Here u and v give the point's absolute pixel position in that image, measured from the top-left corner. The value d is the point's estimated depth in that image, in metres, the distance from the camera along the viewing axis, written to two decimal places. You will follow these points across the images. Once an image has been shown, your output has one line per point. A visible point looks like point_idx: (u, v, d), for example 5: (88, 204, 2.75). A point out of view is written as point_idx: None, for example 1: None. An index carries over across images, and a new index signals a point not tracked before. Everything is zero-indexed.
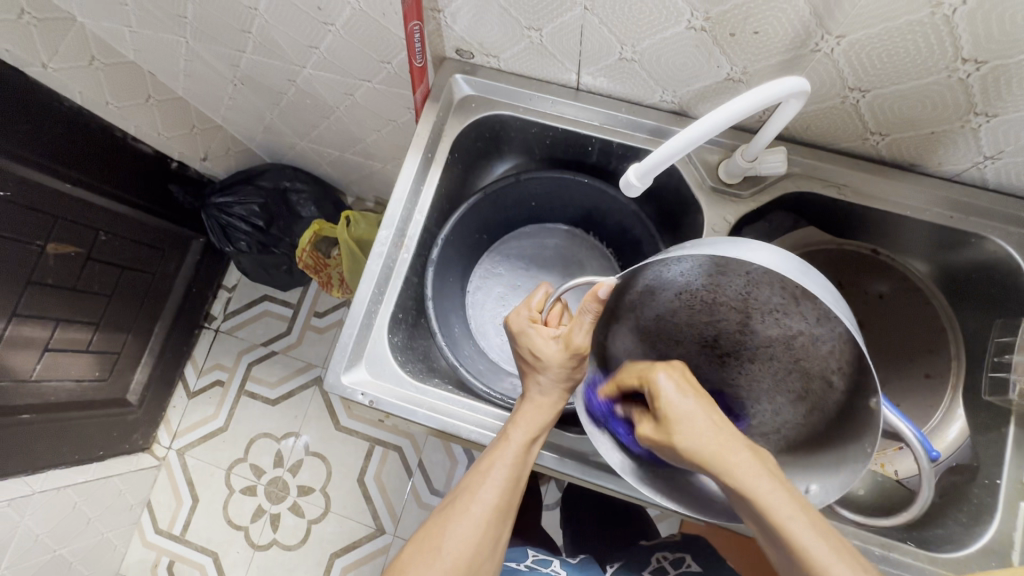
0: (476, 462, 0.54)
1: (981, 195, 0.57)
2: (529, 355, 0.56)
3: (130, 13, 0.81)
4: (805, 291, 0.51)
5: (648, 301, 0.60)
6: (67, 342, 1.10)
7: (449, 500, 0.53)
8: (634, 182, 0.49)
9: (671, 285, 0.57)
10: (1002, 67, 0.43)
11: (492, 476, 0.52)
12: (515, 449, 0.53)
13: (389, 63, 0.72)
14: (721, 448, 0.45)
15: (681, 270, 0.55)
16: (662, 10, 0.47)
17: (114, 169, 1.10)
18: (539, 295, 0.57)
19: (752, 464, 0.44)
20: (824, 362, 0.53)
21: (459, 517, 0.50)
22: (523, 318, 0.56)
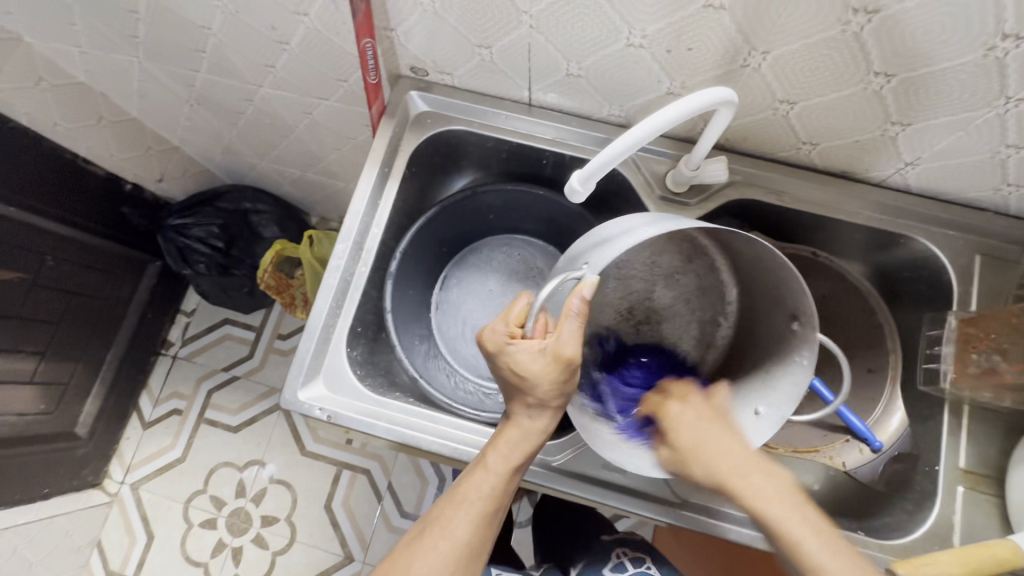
0: (452, 490, 0.53)
1: (905, 198, 0.61)
2: (510, 376, 0.50)
3: (80, 32, 0.80)
4: (699, 249, 0.61)
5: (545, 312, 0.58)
6: (9, 374, 1.04)
7: (423, 524, 0.53)
8: (577, 187, 0.50)
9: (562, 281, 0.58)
10: (911, 78, 0.47)
11: (466, 503, 0.51)
12: (497, 477, 0.51)
13: (345, 80, 0.73)
14: (732, 471, 0.48)
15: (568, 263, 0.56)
16: (603, 28, 0.50)
17: (63, 193, 1.07)
18: (509, 314, 0.51)
19: (767, 484, 0.47)
20: (715, 304, 0.64)
21: (430, 549, 0.50)
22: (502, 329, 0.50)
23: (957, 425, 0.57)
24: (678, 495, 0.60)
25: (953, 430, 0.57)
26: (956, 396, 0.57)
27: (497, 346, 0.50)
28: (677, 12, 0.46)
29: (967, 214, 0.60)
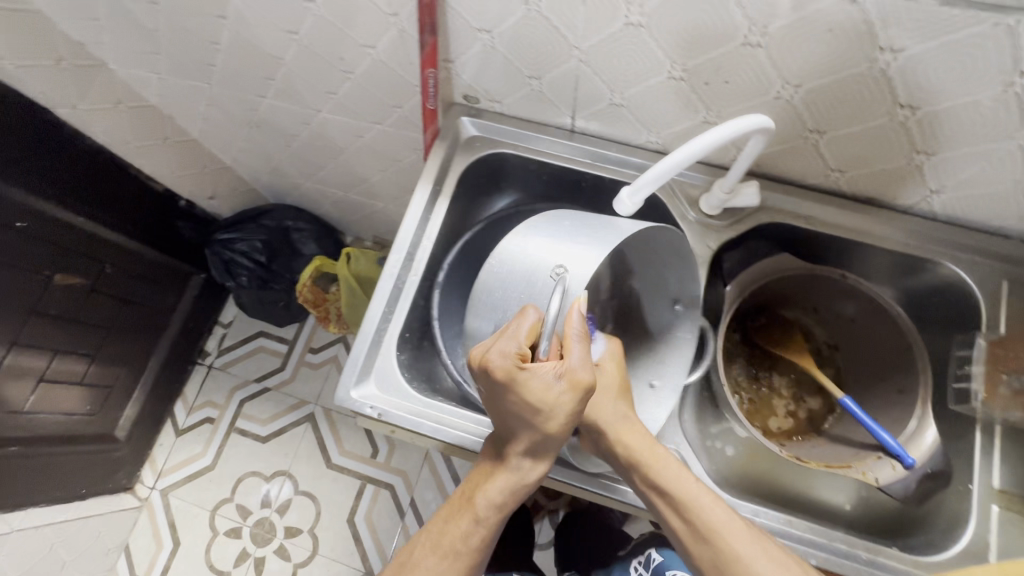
0: (458, 498, 0.59)
1: (931, 224, 0.64)
2: (526, 407, 0.51)
3: (161, 60, 0.88)
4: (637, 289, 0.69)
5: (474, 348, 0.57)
6: (61, 374, 1.10)
7: (436, 524, 0.59)
8: (626, 202, 0.54)
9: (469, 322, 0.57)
10: (935, 111, 0.50)
11: (473, 515, 0.57)
12: (502, 491, 0.56)
13: (400, 107, 0.79)
14: (625, 428, 0.57)
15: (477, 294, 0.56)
16: (646, 63, 0.55)
17: (125, 207, 1.15)
18: (518, 342, 0.50)
19: (676, 469, 0.55)
20: None
21: (440, 555, 0.56)
22: (512, 360, 0.49)
23: (991, 445, 0.59)
24: None
25: (988, 450, 0.59)
26: (990, 416, 0.60)
27: (512, 375, 0.49)
28: (717, 49, 0.51)
29: (993, 241, 0.63)
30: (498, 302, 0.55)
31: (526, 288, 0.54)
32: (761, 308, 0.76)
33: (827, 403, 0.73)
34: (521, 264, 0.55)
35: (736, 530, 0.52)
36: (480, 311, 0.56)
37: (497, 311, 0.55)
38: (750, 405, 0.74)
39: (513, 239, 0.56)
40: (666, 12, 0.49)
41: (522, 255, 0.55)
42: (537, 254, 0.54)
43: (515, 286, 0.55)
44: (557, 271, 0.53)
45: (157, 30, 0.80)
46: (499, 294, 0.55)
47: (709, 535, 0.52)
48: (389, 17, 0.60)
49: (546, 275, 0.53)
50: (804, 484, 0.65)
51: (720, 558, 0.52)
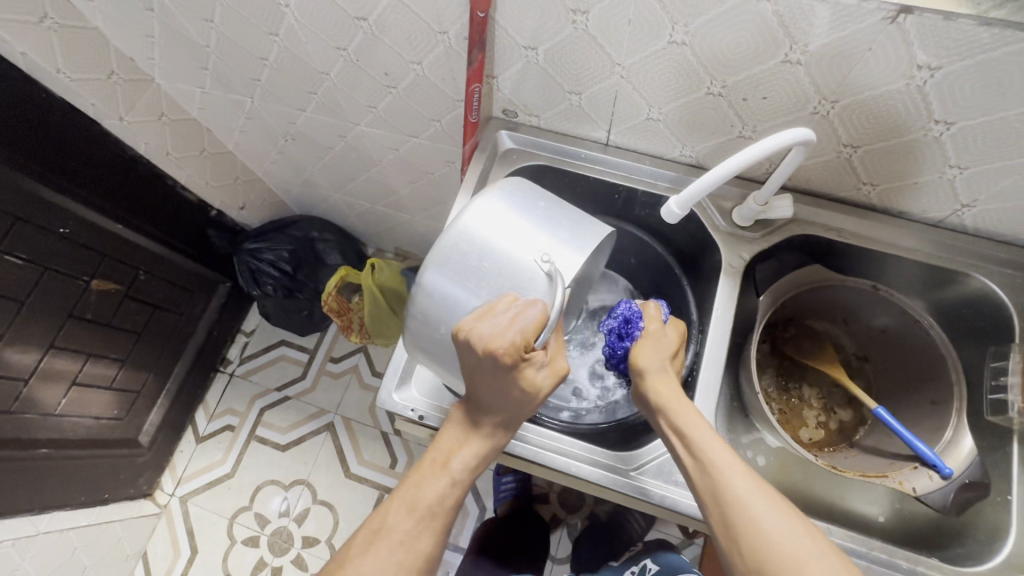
0: (427, 466, 0.57)
1: (961, 238, 0.66)
2: (515, 386, 0.53)
3: (208, 75, 0.92)
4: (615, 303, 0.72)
5: (434, 308, 0.54)
6: (93, 378, 1.12)
7: (405, 483, 0.57)
8: (674, 210, 0.57)
9: (434, 279, 0.53)
10: (969, 127, 0.52)
11: (449, 473, 0.56)
12: (478, 455, 0.57)
13: (438, 120, 0.82)
14: (658, 378, 0.57)
15: (448, 254, 0.53)
16: (686, 79, 0.58)
17: (161, 215, 1.18)
18: (527, 327, 0.50)
19: (691, 410, 0.54)
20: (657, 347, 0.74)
21: (410, 509, 0.54)
22: (522, 342, 0.50)
23: None
24: None
25: None
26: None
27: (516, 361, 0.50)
28: (757, 66, 0.53)
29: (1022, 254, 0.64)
30: (473, 271, 0.53)
31: (508, 268, 0.53)
32: (789, 320, 0.77)
33: (858, 414, 0.74)
34: (503, 240, 0.54)
35: (740, 470, 0.50)
36: (451, 274, 0.53)
37: (469, 281, 0.53)
38: (781, 416, 0.75)
39: (492, 212, 0.54)
40: (710, 31, 0.51)
41: (502, 233, 0.54)
42: (521, 236, 0.54)
43: (493, 261, 0.53)
44: (544, 261, 0.53)
45: (208, 46, 0.84)
46: (474, 262, 0.53)
47: (712, 472, 0.51)
48: (438, 35, 0.63)
49: (530, 262, 0.53)
50: (836, 493, 0.64)
51: (718, 496, 0.50)
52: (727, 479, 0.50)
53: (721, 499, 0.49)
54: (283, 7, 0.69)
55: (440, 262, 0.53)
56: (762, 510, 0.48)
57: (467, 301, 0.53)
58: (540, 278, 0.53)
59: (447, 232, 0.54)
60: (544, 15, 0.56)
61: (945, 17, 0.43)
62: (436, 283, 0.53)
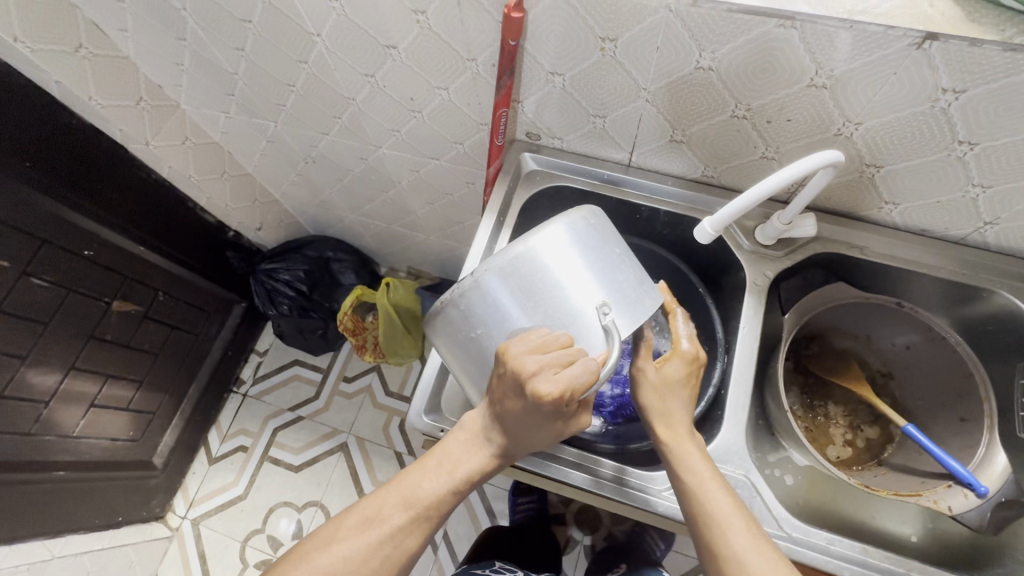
0: (428, 466, 0.56)
1: (984, 255, 0.66)
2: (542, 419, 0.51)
3: (234, 101, 0.94)
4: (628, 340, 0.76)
5: (484, 309, 0.50)
6: (110, 399, 1.12)
7: (404, 476, 0.56)
8: (708, 229, 0.59)
9: (496, 285, 0.49)
10: (992, 147, 0.53)
11: (452, 480, 0.55)
12: (482, 470, 0.55)
13: (460, 143, 0.83)
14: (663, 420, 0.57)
15: (519, 267, 0.49)
16: (711, 102, 0.59)
17: (181, 237, 1.20)
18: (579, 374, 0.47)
19: (699, 456, 0.55)
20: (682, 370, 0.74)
21: (405, 507, 0.54)
22: (574, 391, 0.47)
23: None
24: (788, 531, 0.59)
25: None
26: None
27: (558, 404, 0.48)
28: (783, 90, 0.55)
29: None
30: (535, 295, 0.49)
31: (567, 306, 0.50)
32: (812, 337, 0.78)
33: (886, 431, 0.74)
34: (572, 277, 0.50)
35: (738, 523, 0.51)
36: (515, 288, 0.49)
37: (528, 303, 0.50)
38: (808, 433, 0.74)
39: (571, 241, 0.51)
40: (737, 57, 0.53)
41: (576, 267, 0.50)
42: (587, 278, 0.50)
43: (558, 292, 0.50)
44: (604, 312, 0.50)
45: (236, 73, 0.86)
46: (540, 286, 0.49)
47: (709, 522, 0.52)
48: (467, 61, 0.65)
49: (592, 308, 0.50)
50: (866, 512, 0.64)
51: (713, 544, 0.51)
52: (724, 530, 0.51)
53: (716, 547, 0.51)
54: (315, 36, 0.71)
55: (508, 273, 0.49)
56: (754, 562, 0.49)
57: (519, 319, 0.50)
58: (593, 328, 0.50)
59: (525, 242, 0.50)
60: (573, 43, 0.57)
61: (969, 43, 0.45)
62: (496, 288, 0.49)
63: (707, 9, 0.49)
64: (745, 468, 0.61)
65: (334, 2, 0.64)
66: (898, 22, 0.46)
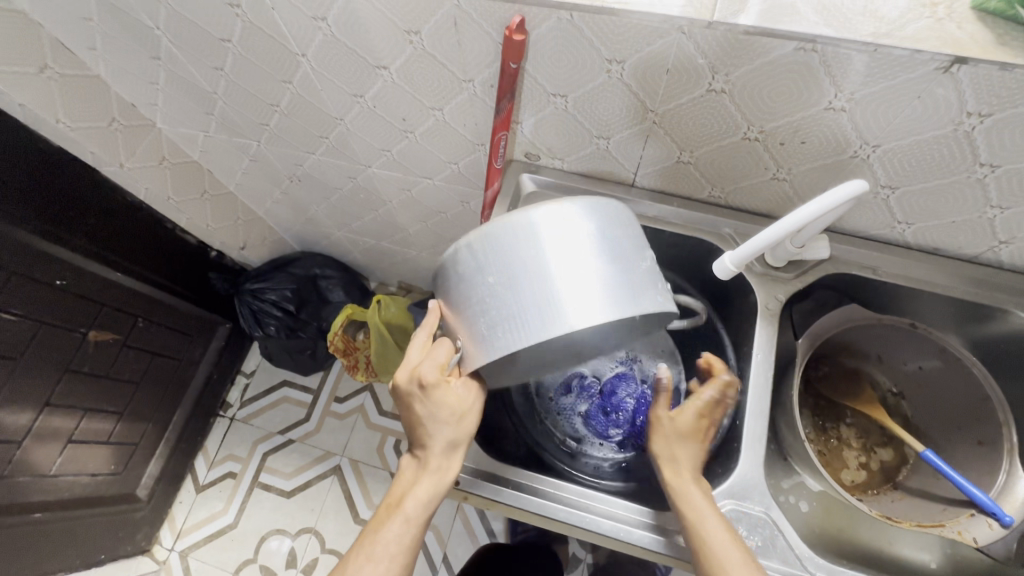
0: (387, 505, 0.55)
1: (997, 273, 0.65)
2: (443, 410, 0.53)
3: (214, 120, 0.90)
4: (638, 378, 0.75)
5: (452, 284, 0.50)
6: (90, 433, 1.06)
7: (363, 536, 0.54)
8: (729, 266, 0.58)
9: (462, 260, 0.48)
10: (1015, 169, 0.51)
11: (403, 514, 0.54)
12: (431, 488, 0.54)
13: (455, 163, 0.80)
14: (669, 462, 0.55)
15: (482, 249, 0.47)
16: (723, 124, 0.56)
17: (161, 259, 1.14)
18: (445, 350, 0.52)
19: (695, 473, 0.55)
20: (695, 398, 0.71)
21: (368, 559, 0.52)
22: (434, 369, 0.52)
23: None
24: (813, 572, 0.56)
25: None
26: None
27: (429, 386, 0.52)
28: (798, 113, 0.52)
29: None
30: (461, 284, 0.48)
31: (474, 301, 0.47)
32: (821, 359, 0.76)
33: (900, 453, 0.71)
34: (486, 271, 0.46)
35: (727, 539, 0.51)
36: (474, 266, 0.47)
37: (479, 287, 0.47)
38: (821, 457, 0.72)
39: (546, 237, 0.45)
40: (751, 79, 0.50)
41: (534, 260, 0.45)
42: (501, 278, 0.46)
43: (505, 283, 0.45)
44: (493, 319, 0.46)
45: (215, 92, 0.81)
46: (490, 276, 0.46)
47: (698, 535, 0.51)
48: (463, 83, 0.62)
49: (528, 311, 0.45)
50: (885, 541, 0.62)
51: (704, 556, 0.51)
52: (714, 547, 0.50)
53: (705, 562, 0.50)
54: (300, 57, 0.67)
55: (473, 253, 0.47)
56: None
57: (469, 299, 0.48)
58: (518, 333, 0.45)
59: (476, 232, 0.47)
60: (578, 64, 0.54)
61: (1000, 67, 0.43)
62: (463, 266, 0.48)
63: (723, 31, 0.46)
64: (765, 505, 0.59)
65: (320, 22, 0.60)
66: (926, 45, 0.43)
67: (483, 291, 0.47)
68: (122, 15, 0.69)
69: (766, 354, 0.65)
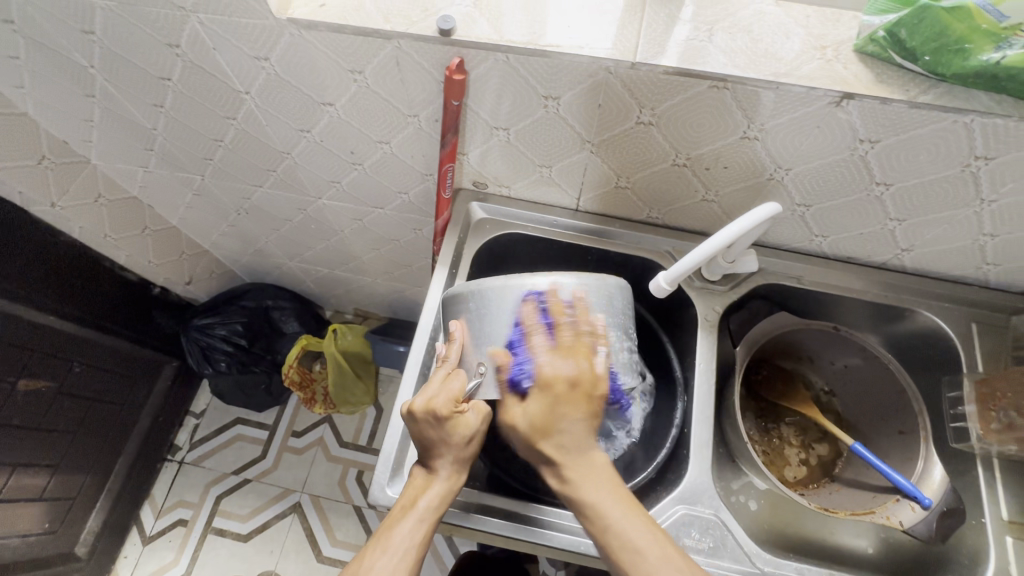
0: (397, 509, 0.53)
1: (903, 277, 0.72)
2: (457, 435, 0.53)
3: (154, 155, 0.88)
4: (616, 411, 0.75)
5: (487, 316, 0.53)
6: (20, 491, 0.99)
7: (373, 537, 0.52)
8: (665, 285, 0.62)
9: (510, 299, 0.52)
10: (906, 187, 0.58)
11: (417, 514, 0.53)
12: (445, 496, 0.54)
13: (406, 193, 0.81)
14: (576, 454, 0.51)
15: (532, 301, 0.52)
16: (654, 153, 0.61)
17: (99, 299, 1.09)
18: (460, 380, 0.53)
19: (600, 481, 0.50)
20: None
21: (384, 551, 0.50)
22: (449, 402, 0.52)
23: (994, 478, 0.65)
24: (761, 567, 0.60)
25: (991, 483, 0.65)
26: (988, 450, 0.66)
27: (445, 418, 0.52)
28: (719, 142, 0.57)
29: (957, 289, 0.71)
30: (498, 317, 0.53)
31: (504, 340, 0.52)
32: (761, 362, 0.81)
33: (835, 447, 0.77)
34: (524, 320, 0.52)
35: (659, 549, 0.47)
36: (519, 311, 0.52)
37: (514, 330, 0.52)
38: (765, 457, 0.76)
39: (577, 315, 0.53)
40: (673, 113, 0.55)
41: (563, 328, 0.53)
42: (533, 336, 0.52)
43: (535, 339, 0.52)
44: (510, 364, 0.52)
45: (155, 129, 0.80)
46: (527, 329, 0.52)
47: (619, 551, 0.47)
48: (408, 117, 0.64)
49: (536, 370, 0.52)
50: (826, 531, 0.66)
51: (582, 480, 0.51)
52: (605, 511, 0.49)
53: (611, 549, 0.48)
54: (244, 94, 0.67)
55: (523, 298, 0.52)
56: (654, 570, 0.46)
57: (501, 339, 0.52)
58: (520, 386, 0.52)
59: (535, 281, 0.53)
60: (516, 101, 0.58)
61: (881, 101, 0.49)
62: (508, 304, 0.52)
63: (645, 70, 0.51)
64: (715, 507, 0.62)
65: (263, 61, 0.61)
66: (819, 83, 0.49)
67: (517, 337, 0.52)
68: (53, 54, 0.67)
69: (709, 366, 0.69)
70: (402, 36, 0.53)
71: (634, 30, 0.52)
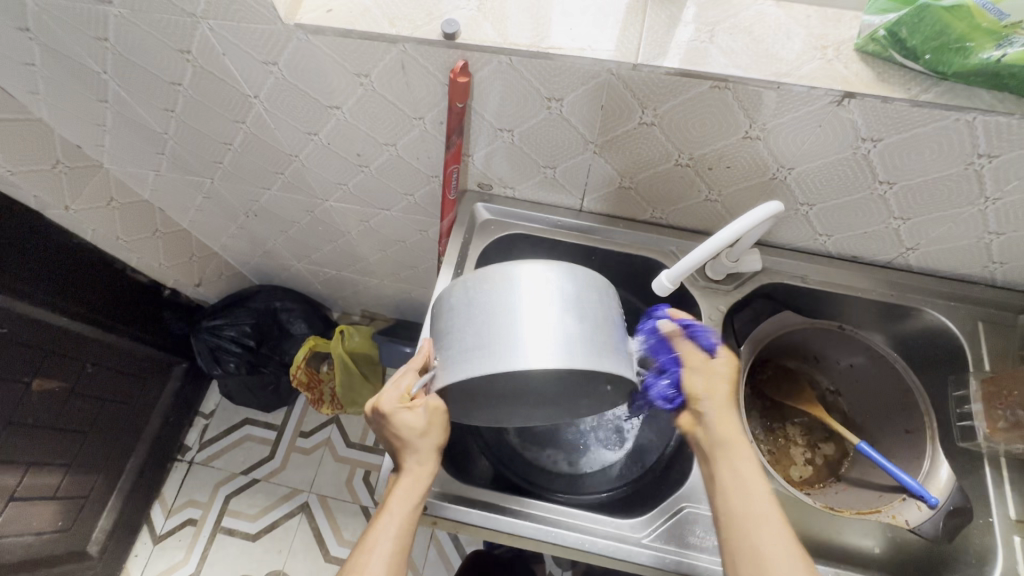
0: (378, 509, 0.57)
1: (909, 276, 0.72)
2: (407, 428, 0.55)
3: (165, 159, 0.89)
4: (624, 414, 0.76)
5: (439, 318, 0.52)
6: (34, 489, 1.00)
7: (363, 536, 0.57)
8: (667, 284, 0.62)
9: (453, 295, 0.51)
10: (909, 186, 0.58)
11: (390, 509, 0.55)
12: (415, 490, 0.56)
13: (412, 195, 0.82)
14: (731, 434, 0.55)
15: (474, 286, 0.49)
16: (657, 153, 0.61)
17: (111, 301, 1.10)
18: (408, 377, 0.55)
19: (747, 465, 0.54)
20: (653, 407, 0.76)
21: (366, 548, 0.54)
22: (393, 401, 0.55)
23: (1000, 477, 0.65)
24: None
25: (998, 482, 0.65)
26: (994, 449, 0.66)
27: (391, 415, 0.54)
28: (721, 142, 0.58)
29: (963, 287, 0.71)
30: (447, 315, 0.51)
31: (453, 330, 0.49)
32: (765, 362, 0.81)
33: (841, 447, 0.77)
34: (473, 304, 0.49)
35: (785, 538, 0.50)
36: (465, 299, 0.49)
37: (463, 316, 0.49)
38: (771, 456, 0.77)
39: (535, 284, 0.48)
40: (675, 114, 0.56)
41: (520, 300, 0.47)
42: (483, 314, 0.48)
43: (485, 316, 0.47)
44: (467, 347, 0.47)
45: (166, 133, 0.81)
46: (478, 311, 0.48)
47: (758, 526, 0.50)
48: (414, 120, 0.65)
49: (504, 343, 0.46)
50: (833, 531, 0.65)
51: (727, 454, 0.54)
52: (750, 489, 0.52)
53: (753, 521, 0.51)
54: (252, 98, 0.69)
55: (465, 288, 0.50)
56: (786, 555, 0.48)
57: (451, 331, 0.49)
58: (485, 364, 0.46)
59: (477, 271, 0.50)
60: (520, 104, 0.59)
61: (882, 100, 0.49)
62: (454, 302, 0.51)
63: (647, 71, 0.52)
64: None
65: (271, 66, 0.62)
66: (819, 83, 0.50)
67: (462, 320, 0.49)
68: (67, 61, 0.69)
69: None
70: (407, 40, 0.54)
71: (637, 31, 0.53)
